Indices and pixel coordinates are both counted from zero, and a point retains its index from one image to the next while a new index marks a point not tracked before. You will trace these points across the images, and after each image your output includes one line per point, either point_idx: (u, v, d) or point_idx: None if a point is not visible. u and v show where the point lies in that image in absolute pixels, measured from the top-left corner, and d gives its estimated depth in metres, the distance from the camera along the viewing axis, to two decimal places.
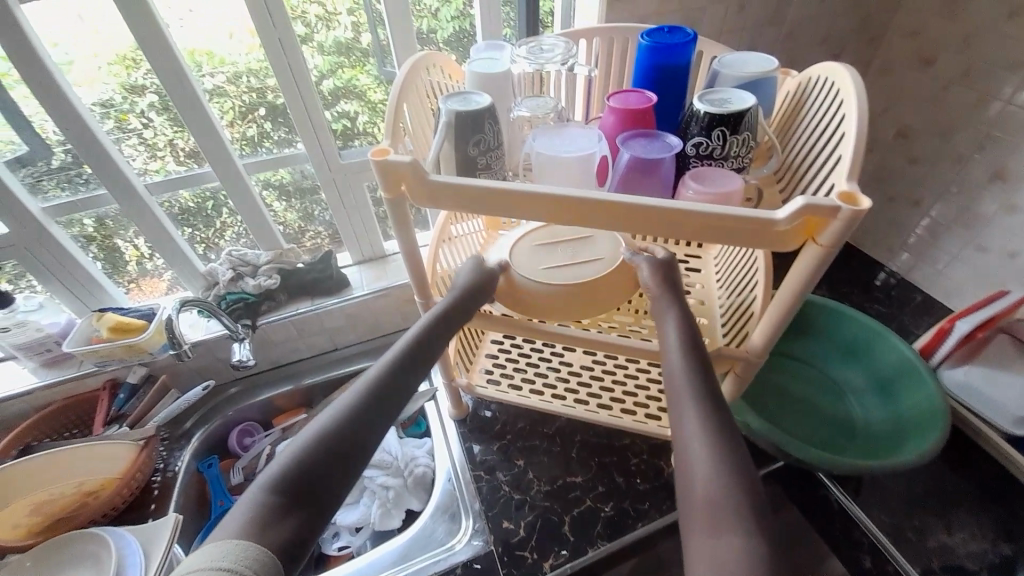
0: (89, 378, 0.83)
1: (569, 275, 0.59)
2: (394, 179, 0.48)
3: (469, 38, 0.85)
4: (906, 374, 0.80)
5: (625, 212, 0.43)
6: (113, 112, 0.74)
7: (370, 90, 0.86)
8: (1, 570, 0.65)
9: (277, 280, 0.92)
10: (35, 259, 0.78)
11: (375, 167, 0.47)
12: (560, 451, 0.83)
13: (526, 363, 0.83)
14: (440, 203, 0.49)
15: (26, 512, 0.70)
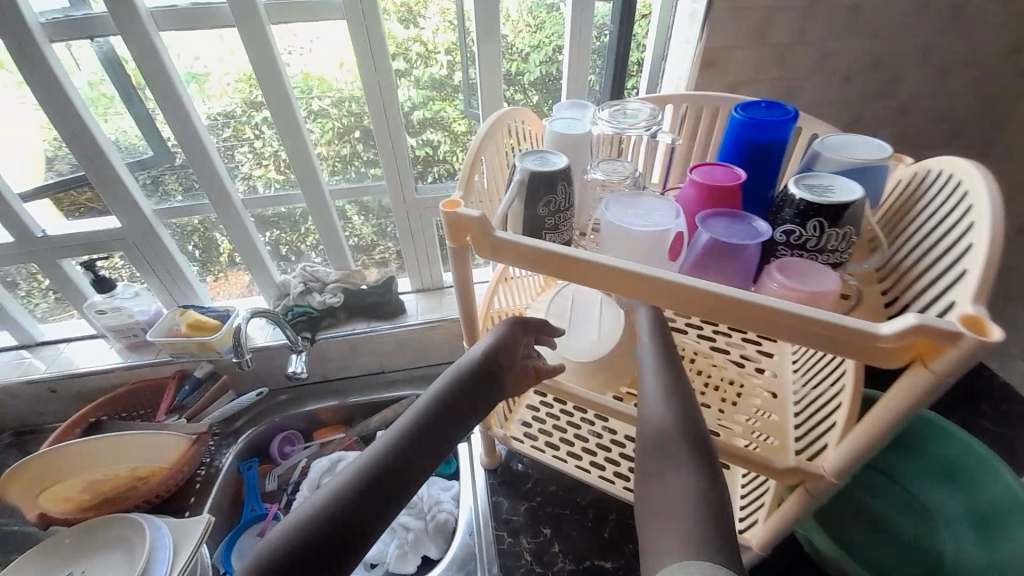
0: (163, 365, 0.90)
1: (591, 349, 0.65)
2: (463, 230, 0.48)
3: (554, 82, 0.86)
4: (1009, 514, 0.66)
5: (649, 285, 0.41)
6: (232, 123, 0.82)
7: (455, 122, 0.89)
8: (44, 543, 0.69)
9: (341, 299, 0.96)
10: (138, 251, 0.87)
11: (445, 217, 0.48)
12: (591, 526, 0.77)
13: (566, 422, 0.79)
14: (502, 257, 0.47)
15: (79, 488, 0.74)
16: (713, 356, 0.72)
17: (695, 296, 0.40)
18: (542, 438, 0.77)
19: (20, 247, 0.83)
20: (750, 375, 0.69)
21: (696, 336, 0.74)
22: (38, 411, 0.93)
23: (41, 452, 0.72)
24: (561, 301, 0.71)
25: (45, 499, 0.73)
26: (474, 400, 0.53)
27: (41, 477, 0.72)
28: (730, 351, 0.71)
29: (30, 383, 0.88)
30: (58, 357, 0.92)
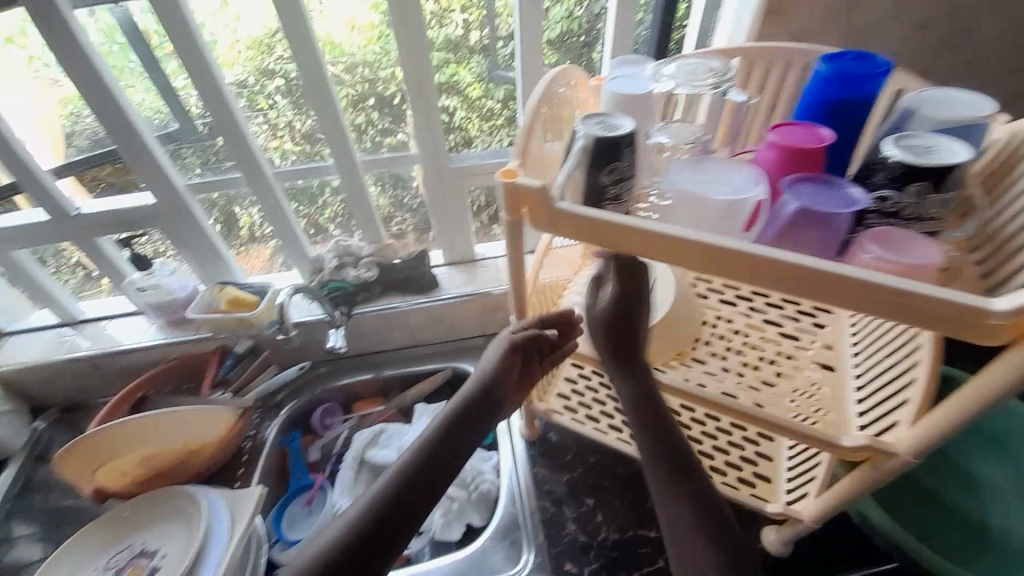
0: (204, 341, 0.91)
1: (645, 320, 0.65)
2: (518, 203, 0.45)
3: (575, 40, 0.80)
4: None
5: (695, 252, 0.39)
6: (246, 93, 0.78)
7: (472, 87, 0.84)
8: (104, 516, 0.72)
9: (375, 274, 0.95)
10: (174, 227, 0.86)
11: (503, 190, 0.45)
12: (634, 496, 0.77)
13: (605, 395, 0.78)
14: (564, 230, 0.45)
15: (134, 462, 0.76)
16: (765, 330, 0.69)
17: (744, 259, 0.38)
18: (583, 412, 0.76)
19: (56, 225, 0.82)
20: (804, 349, 0.67)
21: (746, 309, 0.72)
22: (85, 387, 0.95)
23: (91, 431, 0.73)
24: (604, 280, 0.70)
25: (99, 472, 0.74)
26: (474, 418, 0.60)
27: (94, 454, 0.73)
28: (783, 323, 0.69)
29: (75, 360, 0.90)
30: (101, 335, 0.94)
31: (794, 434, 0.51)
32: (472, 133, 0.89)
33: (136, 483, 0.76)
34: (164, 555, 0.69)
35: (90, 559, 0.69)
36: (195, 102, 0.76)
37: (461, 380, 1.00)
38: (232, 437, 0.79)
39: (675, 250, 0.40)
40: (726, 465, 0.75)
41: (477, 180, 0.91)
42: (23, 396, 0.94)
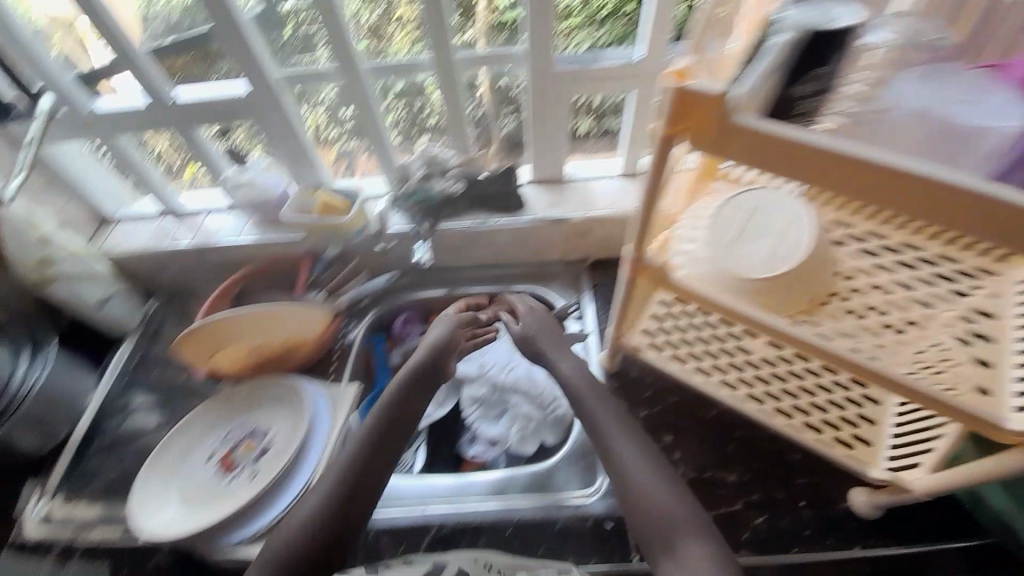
0: (296, 243, 0.94)
1: (776, 263, 0.57)
2: (679, 115, 0.40)
3: None
4: None
5: (844, 166, 0.37)
6: None
7: None
8: (222, 396, 0.79)
9: (462, 187, 0.90)
10: (266, 123, 0.85)
11: (669, 98, 0.40)
12: (715, 441, 0.77)
13: (696, 337, 0.75)
14: (701, 143, 0.41)
15: (243, 351, 0.80)
16: (914, 289, 0.57)
17: (904, 180, 0.36)
18: (669, 351, 0.77)
19: (155, 114, 0.83)
20: (955, 304, 0.55)
21: (910, 260, 0.57)
22: (188, 278, 1.01)
23: (203, 320, 0.76)
24: (731, 208, 0.60)
25: (211, 356, 0.80)
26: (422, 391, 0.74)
27: (210, 341, 0.78)
28: (940, 267, 0.55)
29: (180, 250, 0.96)
30: (201, 230, 0.98)
31: (924, 400, 0.51)
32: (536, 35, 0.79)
33: (246, 369, 0.82)
34: (274, 436, 0.75)
35: (209, 433, 0.77)
36: None
37: None
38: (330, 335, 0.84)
39: (823, 165, 0.38)
40: (824, 424, 0.70)
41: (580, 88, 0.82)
42: (134, 281, 1.01)
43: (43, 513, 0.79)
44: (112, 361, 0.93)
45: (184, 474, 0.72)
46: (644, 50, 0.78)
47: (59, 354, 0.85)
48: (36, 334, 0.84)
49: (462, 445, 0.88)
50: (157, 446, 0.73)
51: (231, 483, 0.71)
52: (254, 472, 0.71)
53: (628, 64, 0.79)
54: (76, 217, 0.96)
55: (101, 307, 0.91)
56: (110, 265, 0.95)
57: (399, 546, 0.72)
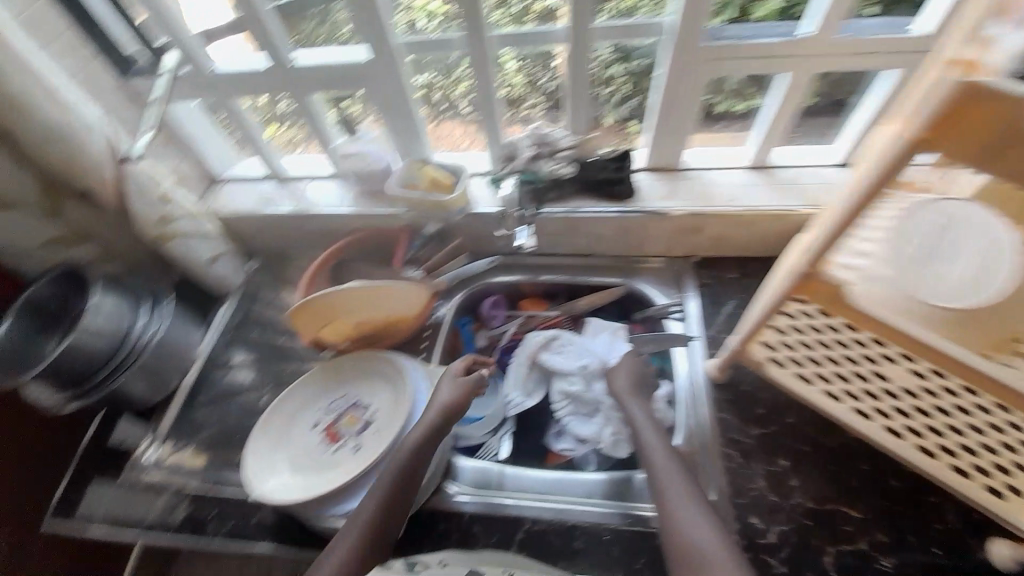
0: (396, 218, 0.93)
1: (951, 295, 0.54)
2: (946, 114, 0.37)
3: None
4: None
5: None
6: None
7: None
8: (329, 367, 0.80)
9: (572, 170, 0.87)
10: (379, 91, 0.83)
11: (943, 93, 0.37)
12: (837, 470, 0.70)
13: (825, 356, 0.69)
14: (941, 143, 0.39)
15: (352, 325, 0.81)
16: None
17: None
18: (794, 368, 0.69)
19: (275, 75, 0.82)
20: None
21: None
22: (287, 241, 1.03)
23: (321, 295, 0.75)
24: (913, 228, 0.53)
25: (321, 328, 0.79)
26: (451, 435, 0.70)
27: (320, 317, 0.78)
28: None
29: (281, 215, 0.97)
30: (303, 196, 0.98)
31: None
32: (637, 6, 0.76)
33: (351, 341, 0.83)
34: (376, 411, 0.76)
35: (311, 403, 0.78)
36: None
37: (632, 302, 0.93)
38: (428, 315, 0.84)
39: None
40: (972, 468, 0.62)
41: (724, 66, 0.75)
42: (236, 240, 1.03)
43: (154, 458, 0.84)
44: (217, 315, 0.96)
45: (289, 442, 0.74)
46: (814, 27, 0.70)
47: (172, 311, 0.87)
48: (153, 291, 0.87)
49: (549, 438, 0.85)
50: (275, 402, 0.75)
51: (336, 454, 0.73)
52: (357, 446, 0.73)
53: (792, 39, 0.71)
54: (188, 174, 0.98)
55: (211, 265, 0.94)
56: (217, 223, 0.97)
57: (491, 537, 0.70)
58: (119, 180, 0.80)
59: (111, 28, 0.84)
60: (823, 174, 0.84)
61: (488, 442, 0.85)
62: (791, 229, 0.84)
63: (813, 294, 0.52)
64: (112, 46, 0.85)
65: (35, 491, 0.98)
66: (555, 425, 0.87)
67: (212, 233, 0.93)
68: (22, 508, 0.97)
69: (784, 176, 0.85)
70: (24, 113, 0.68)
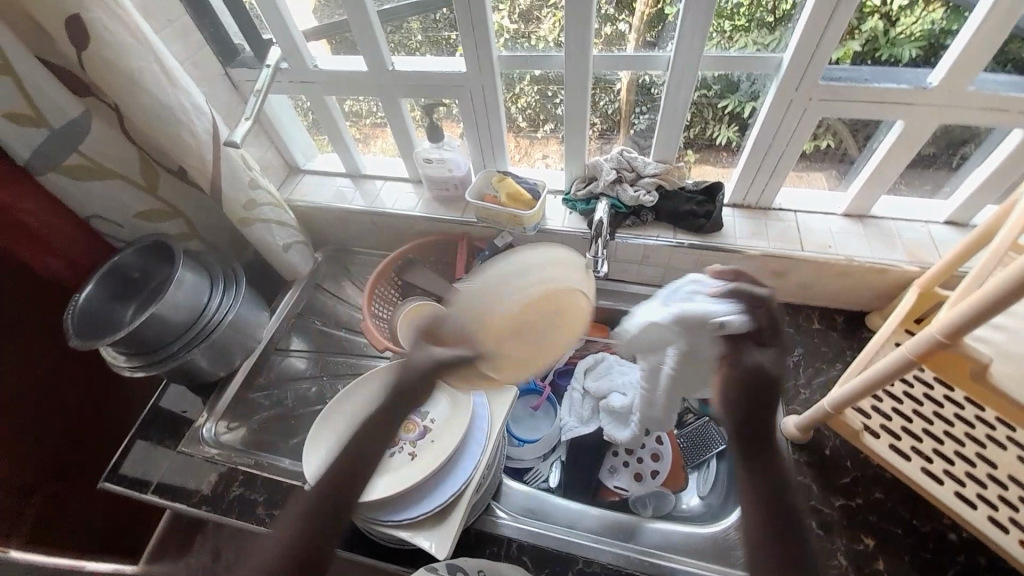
0: (468, 226, 0.93)
1: None
2: None
3: None
4: None
5: None
6: None
7: None
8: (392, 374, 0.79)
9: (654, 199, 0.84)
10: (469, 101, 0.84)
11: None
12: (931, 560, 0.63)
13: (920, 428, 0.65)
14: None
15: (508, 344, 0.60)
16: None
17: None
18: (887, 439, 0.64)
19: (371, 78, 0.84)
20: None
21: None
22: (357, 236, 1.05)
23: (439, 350, 0.59)
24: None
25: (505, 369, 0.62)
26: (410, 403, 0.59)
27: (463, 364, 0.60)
28: None
29: (356, 211, 0.98)
30: (376, 197, 0.99)
31: None
32: (740, 44, 0.71)
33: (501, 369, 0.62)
34: (435, 421, 0.75)
35: (370, 402, 0.79)
36: None
37: None
38: None
39: None
40: None
41: (841, 108, 0.70)
42: (308, 230, 1.06)
43: (212, 434, 0.85)
44: (282, 302, 0.98)
45: (348, 440, 0.74)
46: (939, 78, 0.64)
47: (244, 293, 0.89)
48: (229, 272, 0.89)
49: (601, 471, 0.83)
50: (337, 397, 0.77)
51: (392, 456, 0.72)
52: (414, 453, 0.72)
53: (914, 88, 0.65)
54: (273, 163, 1.01)
55: (285, 253, 0.96)
56: (294, 212, 1.00)
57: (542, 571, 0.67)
58: (217, 158, 0.80)
59: (224, 19, 0.88)
60: (926, 229, 0.79)
61: (537, 466, 0.84)
62: (886, 286, 0.79)
63: (940, 366, 0.48)
64: (222, 36, 0.89)
65: (93, 447, 1.01)
66: (608, 459, 0.83)
67: (289, 222, 0.95)
68: (81, 461, 1.00)
69: (880, 228, 0.81)
70: (137, 89, 0.69)
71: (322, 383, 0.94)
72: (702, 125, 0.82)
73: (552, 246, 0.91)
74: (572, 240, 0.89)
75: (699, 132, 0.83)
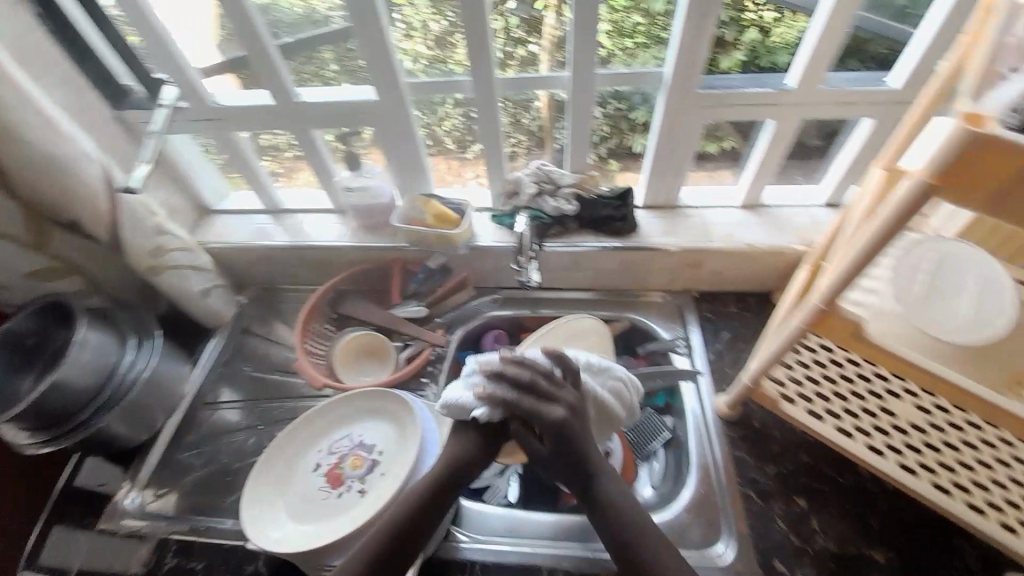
0: (398, 250, 0.93)
1: (945, 328, 0.57)
2: (954, 161, 0.36)
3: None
4: None
5: None
6: None
7: None
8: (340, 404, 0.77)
9: (575, 208, 0.88)
10: (385, 129, 0.84)
11: (947, 138, 0.36)
12: (854, 509, 0.70)
13: (831, 390, 0.72)
14: (957, 188, 0.37)
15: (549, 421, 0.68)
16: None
17: None
18: (804, 405, 0.70)
19: (279, 112, 0.82)
20: None
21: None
22: (281, 274, 1.02)
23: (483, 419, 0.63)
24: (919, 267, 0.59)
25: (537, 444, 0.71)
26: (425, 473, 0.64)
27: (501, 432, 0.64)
28: None
29: (278, 249, 0.95)
30: (299, 230, 0.96)
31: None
32: (646, 60, 0.77)
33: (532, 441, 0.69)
34: (382, 452, 0.73)
35: (312, 445, 0.75)
36: None
37: (636, 334, 0.93)
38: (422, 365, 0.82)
39: None
40: (984, 504, 0.62)
41: (725, 112, 0.78)
42: (227, 273, 1.01)
43: (138, 504, 0.78)
44: (205, 353, 0.92)
45: (291, 488, 0.71)
46: (796, 81, 0.74)
47: (161, 346, 0.82)
48: (141, 326, 0.82)
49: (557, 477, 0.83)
50: (272, 446, 0.72)
51: (340, 500, 0.70)
52: (364, 490, 0.69)
53: (777, 91, 0.75)
54: (180, 207, 0.96)
55: (202, 299, 0.90)
56: (209, 256, 0.94)
57: None
58: (115, 207, 0.74)
59: (107, 60, 0.82)
60: (811, 214, 0.89)
61: (495, 483, 0.82)
62: (784, 266, 0.88)
63: (827, 330, 0.54)
64: (108, 79, 0.83)
65: None
66: None
67: (205, 267, 0.90)
68: None
69: (773, 216, 0.90)
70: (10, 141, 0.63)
71: (259, 433, 0.86)
72: (619, 136, 0.88)
73: (484, 262, 0.93)
74: (502, 254, 0.91)
75: (610, 142, 0.89)
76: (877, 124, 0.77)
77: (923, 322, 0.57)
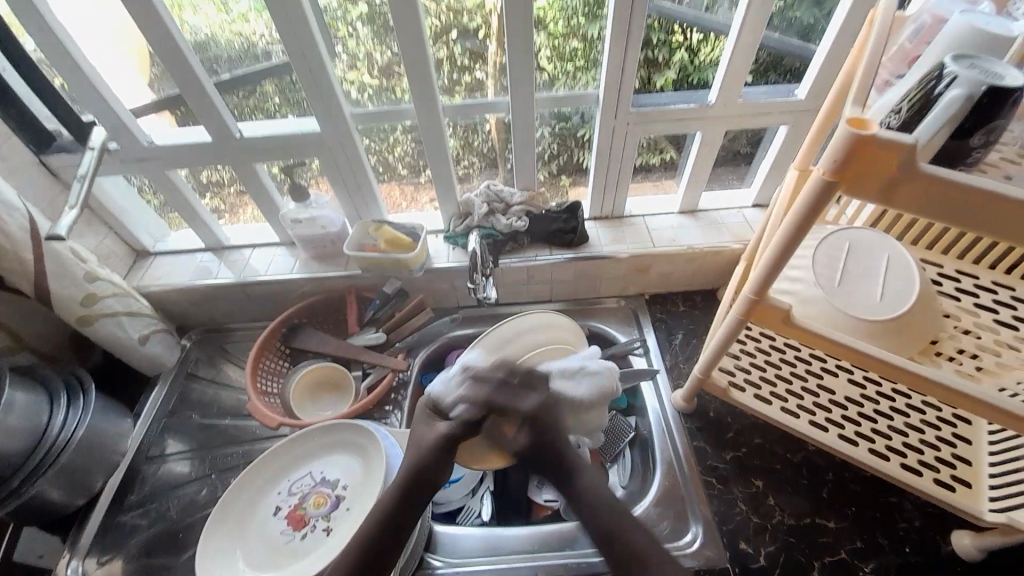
0: (353, 278, 0.92)
1: (864, 309, 0.62)
2: (849, 159, 0.40)
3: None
4: None
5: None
6: (327, 18, 0.72)
7: (555, 20, 0.74)
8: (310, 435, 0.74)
9: (526, 223, 0.91)
10: (332, 159, 0.84)
11: (840, 139, 0.40)
12: (806, 484, 0.75)
13: (775, 374, 0.76)
14: (853, 182, 0.41)
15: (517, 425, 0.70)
16: (999, 332, 0.66)
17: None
18: (752, 391, 0.74)
19: (219, 147, 0.81)
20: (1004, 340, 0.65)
21: (971, 305, 0.69)
22: (229, 313, 0.98)
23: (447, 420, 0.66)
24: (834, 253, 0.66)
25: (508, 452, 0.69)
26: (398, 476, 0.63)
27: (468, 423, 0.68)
28: (979, 314, 0.68)
29: (225, 286, 0.91)
30: (246, 266, 0.94)
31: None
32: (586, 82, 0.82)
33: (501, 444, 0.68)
34: (346, 487, 0.70)
35: (270, 487, 0.72)
36: (351, 17, 0.72)
37: (595, 340, 0.96)
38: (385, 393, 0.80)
39: (961, 199, 0.38)
40: (918, 464, 0.67)
41: (658, 126, 0.83)
42: (169, 316, 0.96)
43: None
44: (149, 402, 0.86)
45: (249, 536, 0.67)
46: (716, 96, 0.80)
47: (96, 401, 0.77)
48: (69, 383, 0.76)
49: (530, 490, 0.83)
50: (226, 495, 0.69)
51: (304, 542, 0.67)
52: (329, 528, 0.67)
53: (700, 105, 0.81)
54: (113, 251, 0.91)
55: (141, 346, 0.85)
56: (147, 300, 0.90)
57: None
58: (38, 256, 0.70)
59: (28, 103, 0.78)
60: (742, 214, 0.97)
61: (468, 505, 0.81)
62: (724, 264, 0.93)
63: (759, 318, 0.58)
64: (29, 122, 0.79)
65: None
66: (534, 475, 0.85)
67: (142, 311, 0.85)
68: None
69: (709, 219, 0.96)
70: None
71: (212, 482, 0.82)
72: (568, 153, 0.92)
73: (442, 283, 0.93)
74: (458, 273, 0.92)
75: (556, 159, 0.93)
76: (791, 130, 0.85)
77: (845, 304, 0.62)
